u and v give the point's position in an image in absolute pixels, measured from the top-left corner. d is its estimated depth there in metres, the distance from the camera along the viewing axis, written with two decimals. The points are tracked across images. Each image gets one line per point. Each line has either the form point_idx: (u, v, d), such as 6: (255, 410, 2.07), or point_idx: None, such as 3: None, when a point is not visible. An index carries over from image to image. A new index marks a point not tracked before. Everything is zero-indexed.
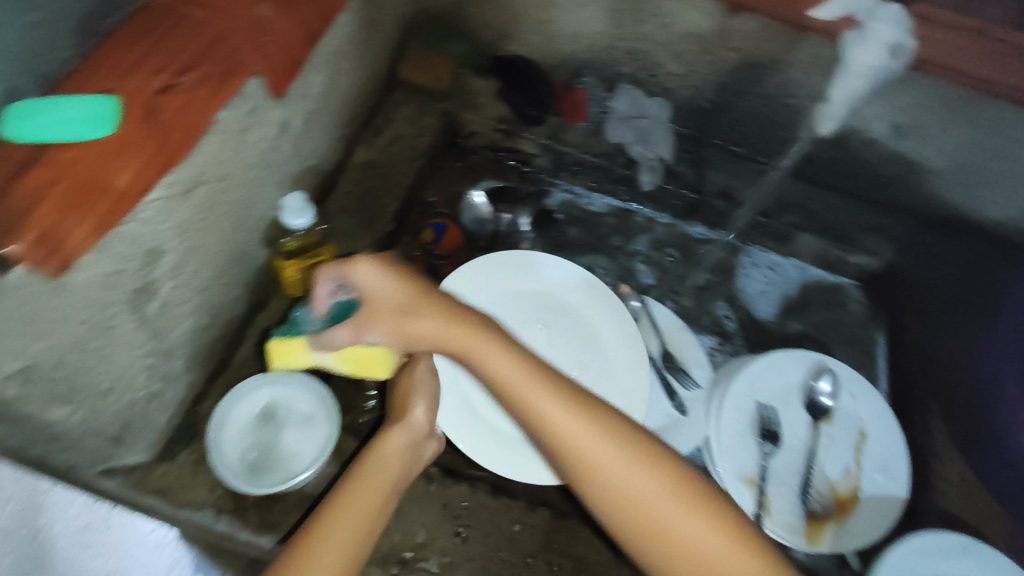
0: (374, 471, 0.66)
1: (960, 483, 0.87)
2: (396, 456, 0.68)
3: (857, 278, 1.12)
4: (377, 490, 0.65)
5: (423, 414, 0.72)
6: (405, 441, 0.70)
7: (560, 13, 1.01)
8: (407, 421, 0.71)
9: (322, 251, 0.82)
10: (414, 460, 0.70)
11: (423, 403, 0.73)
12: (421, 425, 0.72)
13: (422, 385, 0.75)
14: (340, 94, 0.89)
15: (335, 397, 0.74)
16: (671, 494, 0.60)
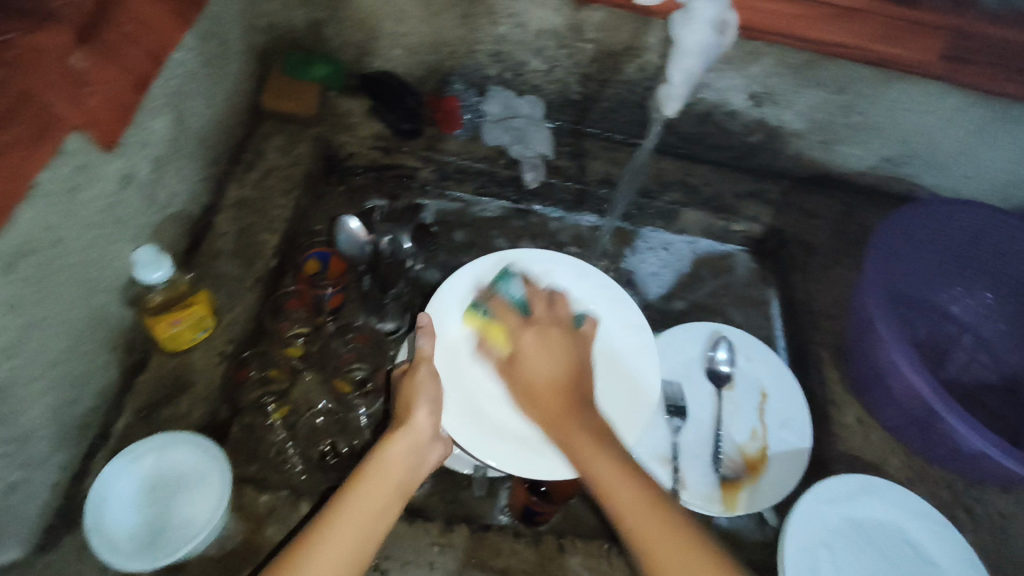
0: (374, 477, 0.64)
1: (856, 425, 0.92)
2: (399, 461, 0.65)
3: (743, 244, 1.17)
4: (379, 497, 0.63)
5: (425, 416, 0.68)
6: (408, 445, 0.67)
7: (418, 27, 1.03)
8: (409, 423, 0.68)
9: (195, 299, 0.78)
10: (418, 465, 0.67)
11: (428, 405, 0.69)
12: (425, 426, 0.68)
13: (427, 386, 0.70)
14: (198, 133, 0.85)
15: (224, 453, 0.70)
16: (661, 523, 0.58)
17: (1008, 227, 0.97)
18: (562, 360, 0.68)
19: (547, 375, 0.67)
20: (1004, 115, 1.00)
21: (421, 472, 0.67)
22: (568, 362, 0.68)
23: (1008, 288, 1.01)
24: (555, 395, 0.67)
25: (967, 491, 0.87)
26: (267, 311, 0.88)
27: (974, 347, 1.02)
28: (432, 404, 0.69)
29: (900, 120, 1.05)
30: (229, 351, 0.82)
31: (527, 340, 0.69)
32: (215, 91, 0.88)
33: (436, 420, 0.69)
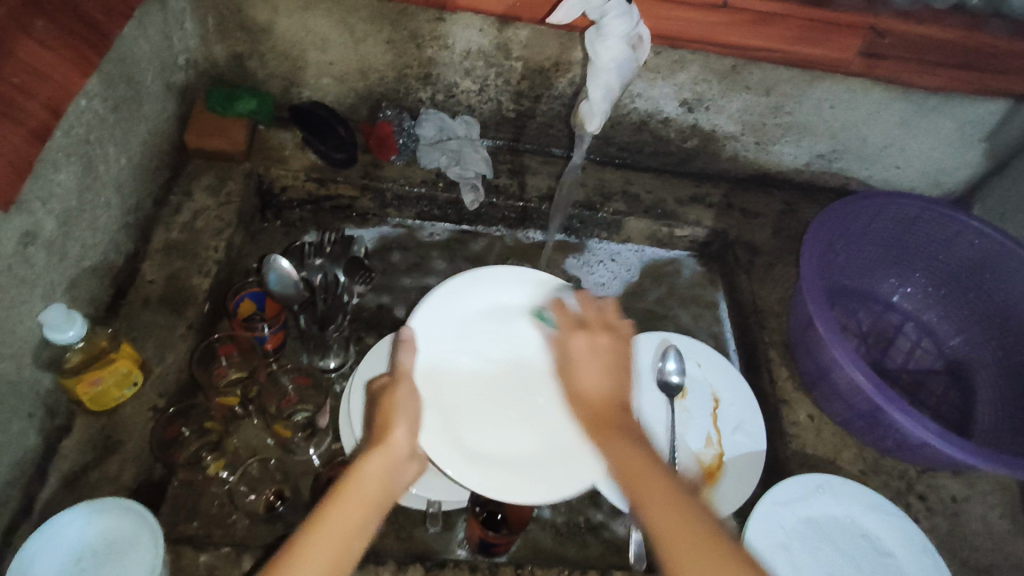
0: (352, 496, 0.54)
1: (808, 423, 0.92)
2: (374, 483, 0.56)
3: (688, 249, 1.18)
4: (358, 513, 0.53)
5: (403, 436, 0.60)
6: (388, 462, 0.58)
7: (343, 54, 1.00)
8: (386, 443, 0.59)
9: (117, 354, 0.75)
10: (397, 486, 0.57)
11: (408, 422, 0.61)
12: (402, 447, 0.59)
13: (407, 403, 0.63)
14: (114, 180, 0.82)
15: (156, 528, 0.66)
16: (686, 516, 0.48)
17: (937, 216, 0.98)
18: (628, 428, 0.56)
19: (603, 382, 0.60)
20: (920, 105, 1.04)
21: (401, 494, 0.58)
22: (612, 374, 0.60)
23: (942, 273, 1.03)
24: (604, 412, 0.58)
25: (918, 479, 0.88)
26: (199, 361, 0.84)
27: (916, 333, 1.04)
28: (410, 423, 0.62)
29: (830, 117, 1.07)
30: (160, 407, 0.79)
31: (577, 371, 0.62)
32: (129, 134, 0.85)
33: (412, 440, 0.61)
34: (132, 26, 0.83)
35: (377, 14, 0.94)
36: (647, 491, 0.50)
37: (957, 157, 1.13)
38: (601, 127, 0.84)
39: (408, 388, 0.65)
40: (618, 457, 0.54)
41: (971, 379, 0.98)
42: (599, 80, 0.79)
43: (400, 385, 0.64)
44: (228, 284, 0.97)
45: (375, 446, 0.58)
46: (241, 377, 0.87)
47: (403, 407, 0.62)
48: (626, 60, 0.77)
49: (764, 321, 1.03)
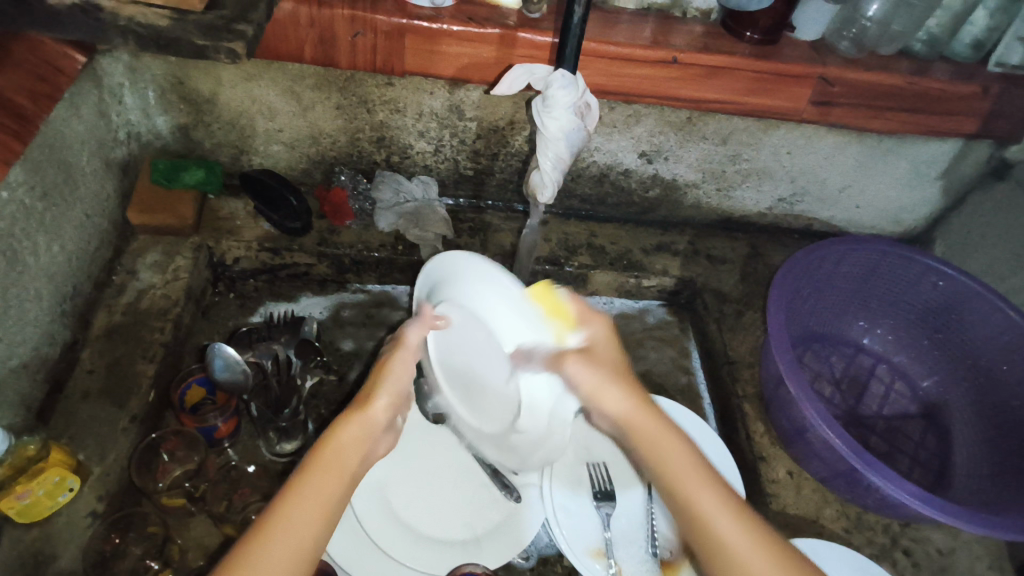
0: (329, 462, 0.57)
1: (788, 480, 0.89)
2: (352, 452, 0.58)
3: (658, 298, 1.15)
4: (332, 486, 0.56)
5: (384, 405, 0.61)
6: (363, 432, 0.60)
7: (292, 121, 0.98)
8: (366, 411, 0.60)
9: (48, 460, 0.69)
10: (369, 452, 0.60)
11: (389, 394, 0.62)
12: (381, 418, 0.61)
13: (399, 368, 0.64)
14: (45, 269, 0.78)
15: None
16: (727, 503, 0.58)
17: (900, 259, 0.98)
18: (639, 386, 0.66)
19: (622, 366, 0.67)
20: (875, 147, 1.05)
21: (369, 465, 0.61)
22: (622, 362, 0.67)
23: (909, 315, 1.03)
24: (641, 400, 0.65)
25: (902, 532, 0.86)
26: (139, 462, 0.77)
27: (889, 376, 1.03)
28: (394, 394, 0.62)
29: (788, 162, 1.07)
30: (100, 510, 0.73)
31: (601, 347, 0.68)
32: (61, 219, 0.81)
33: (392, 411, 0.62)
34: (62, 109, 0.80)
35: (324, 81, 0.92)
36: (651, 428, 0.63)
37: (915, 195, 1.13)
38: (553, 196, 0.83)
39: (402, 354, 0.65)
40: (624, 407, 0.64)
41: (947, 422, 0.97)
42: (548, 150, 0.78)
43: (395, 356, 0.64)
44: (176, 366, 0.91)
45: (354, 413, 0.60)
46: (186, 474, 0.80)
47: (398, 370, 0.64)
48: (575, 130, 0.77)
49: (737, 373, 1.00)
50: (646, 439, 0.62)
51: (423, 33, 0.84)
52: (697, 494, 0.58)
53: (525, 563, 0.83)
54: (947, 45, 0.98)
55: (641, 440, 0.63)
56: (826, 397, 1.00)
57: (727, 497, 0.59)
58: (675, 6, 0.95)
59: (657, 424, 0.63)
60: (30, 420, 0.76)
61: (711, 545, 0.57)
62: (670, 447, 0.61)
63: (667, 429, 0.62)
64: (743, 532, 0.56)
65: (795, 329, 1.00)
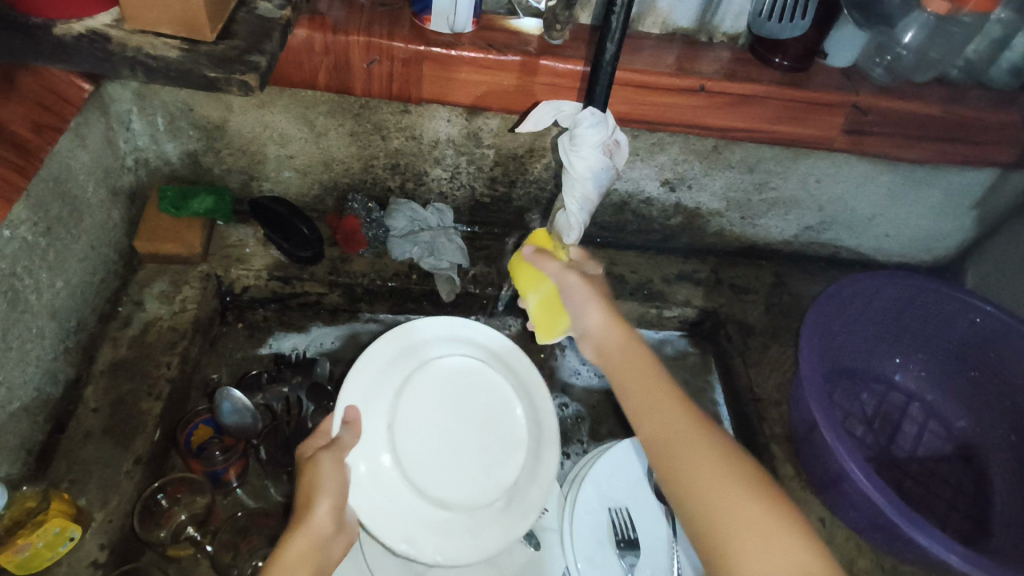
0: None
1: (819, 528, 0.85)
2: (302, 563, 0.60)
3: (680, 329, 1.12)
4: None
5: (322, 511, 0.65)
6: (311, 543, 0.62)
7: (305, 148, 0.95)
8: (306, 523, 0.63)
9: (48, 510, 0.66)
10: (322, 558, 0.63)
11: (329, 498, 0.66)
12: (324, 525, 0.64)
13: (329, 479, 0.68)
14: (48, 306, 0.75)
15: None
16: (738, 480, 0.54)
17: (935, 294, 0.94)
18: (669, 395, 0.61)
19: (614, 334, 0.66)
20: (907, 176, 1.01)
21: (327, 571, 0.63)
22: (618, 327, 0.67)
23: (943, 352, 0.98)
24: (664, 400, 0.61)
25: None
26: (142, 513, 0.74)
27: (922, 415, 0.99)
28: (335, 499, 0.66)
29: (816, 191, 1.03)
30: (102, 561, 0.69)
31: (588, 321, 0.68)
32: (66, 253, 0.78)
33: (335, 514, 0.66)
34: (68, 139, 0.77)
35: (338, 108, 0.89)
36: (633, 382, 0.63)
37: (947, 224, 1.09)
38: (579, 239, 0.78)
39: (335, 461, 0.69)
40: (606, 338, 0.66)
41: (985, 465, 0.93)
42: (575, 190, 0.74)
43: (322, 466, 0.68)
44: (182, 402, 0.88)
45: (295, 530, 0.62)
46: (193, 518, 0.76)
47: (329, 478, 0.67)
48: (604, 169, 0.73)
49: (763, 411, 0.96)
50: (623, 380, 0.64)
51: (441, 61, 0.81)
52: (677, 446, 0.57)
53: None
54: (985, 72, 0.94)
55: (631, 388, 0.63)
56: (857, 437, 0.95)
57: (707, 447, 0.57)
58: (702, 31, 0.91)
59: (633, 365, 0.64)
60: (29, 465, 0.73)
61: (690, 500, 0.55)
62: (660, 402, 0.61)
63: (667, 414, 0.60)
64: (714, 463, 0.56)
65: (825, 365, 0.96)
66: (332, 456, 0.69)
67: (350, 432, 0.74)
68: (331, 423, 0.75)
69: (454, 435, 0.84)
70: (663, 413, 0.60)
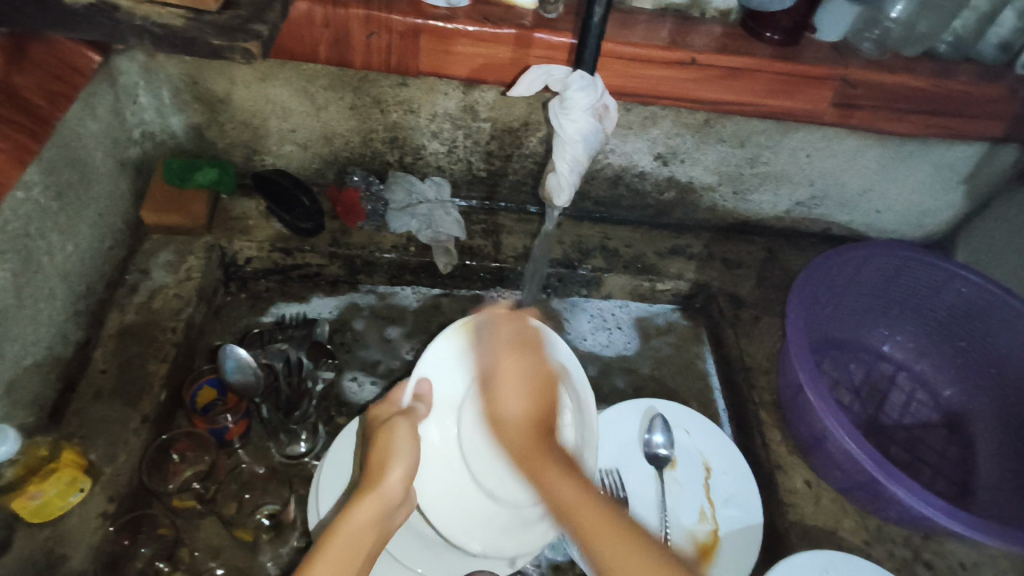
0: (341, 545, 0.53)
1: (806, 490, 0.87)
2: (369, 531, 0.55)
3: (673, 302, 1.14)
4: (352, 561, 0.52)
5: (397, 480, 0.59)
6: (377, 512, 0.57)
7: (306, 121, 0.98)
8: (378, 490, 0.58)
9: (59, 462, 0.70)
10: (384, 531, 0.57)
11: (403, 467, 0.60)
12: (394, 494, 0.59)
13: (403, 446, 0.62)
14: (59, 269, 0.78)
15: None
16: (629, 546, 0.43)
17: (923, 264, 0.96)
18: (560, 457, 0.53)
19: (521, 404, 0.61)
20: (897, 150, 1.03)
21: (386, 543, 0.58)
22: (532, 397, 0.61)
23: (930, 322, 1.00)
24: (553, 460, 0.52)
25: (923, 545, 0.84)
26: (151, 461, 0.77)
27: (909, 384, 1.01)
28: (408, 468, 0.60)
29: (807, 165, 1.05)
30: (111, 511, 0.72)
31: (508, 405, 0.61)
32: (76, 218, 0.81)
33: (405, 483, 0.60)
34: (77, 108, 0.80)
35: (338, 82, 0.92)
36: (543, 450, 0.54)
37: (936, 199, 1.11)
38: (569, 199, 0.82)
39: (409, 430, 0.63)
40: (526, 410, 0.60)
41: (970, 433, 0.95)
42: (565, 153, 0.77)
43: (397, 434, 0.62)
44: (188, 367, 0.91)
45: (365, 493, 0.57)
46: (197, 475, 0.81)
47: (401, 445, 0.62)
48: (593, 132, 0.76)
49: (753, 378, 0.99)
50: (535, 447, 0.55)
51: (438, 34, 0.83)
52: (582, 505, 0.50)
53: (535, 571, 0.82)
54: (972, 47, 0.96)
55: (539, 458, 0.53)
56: (845, 404, 0.98)
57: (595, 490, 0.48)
58: (694, 6, 0.93)
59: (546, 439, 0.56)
60: (42, 422, 0.76)
61: (591, 544, 0.44)
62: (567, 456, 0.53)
63: (557, 463, 0.51)
64: (608, 537, 0.44)
65: (814, 335, 0.98)
66: (409, 427, 0.64)
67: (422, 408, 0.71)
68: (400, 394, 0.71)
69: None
70: (556, 477, 0.50)
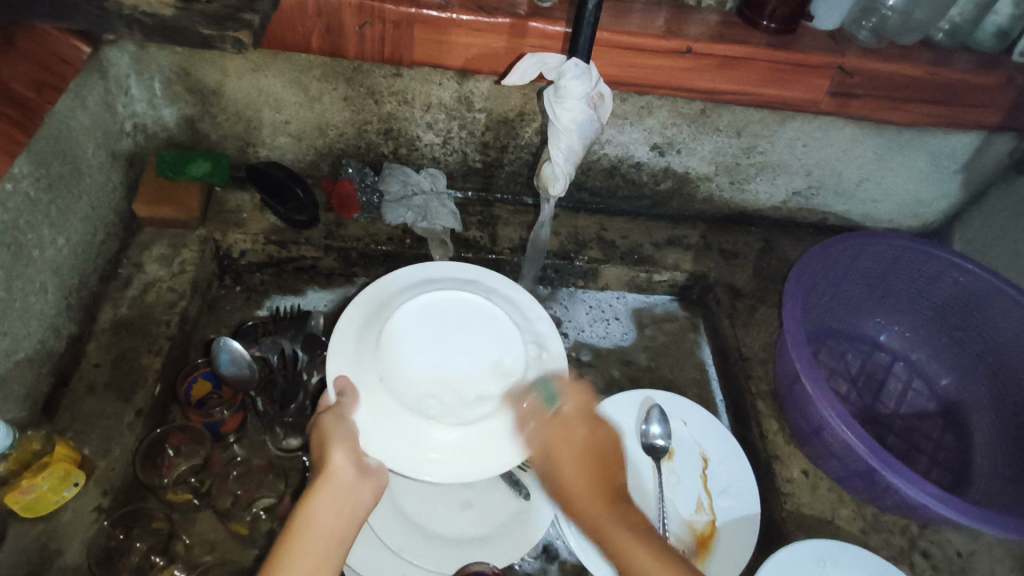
0: (304, 540, 0.58)
1: (803, 479, 0.87)
2: (323, 512, 0.60)
3: (669, 293, 1.14)
4: (314, 553, 0.58)
5: (342, 458, 0.63)
6: (331, 494, 0.61)
7: (299, 112, 0.97)
8: (325, 473, 0.62)
9: (52, 455, 0.68)
10: (350, 509, 0.61)
11: (345, 448, 0.64)
12: (344, 470, 0.62)
13: (341, 429, 0.65)
14: (51, 262, 0.78)
15: None
16: None
17: (920, 254, 0.96)
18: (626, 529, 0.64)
19: (574, 472, 0.68)
20: (894, 139, 1.02)
21: (359, 519, 0.62)
22: (589, 458, 0.69)
23: (927, 311, 1.00)
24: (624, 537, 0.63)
25: (920, 534, 0.84)
26: (145, 455, 0.77)
27: (906, 373, 1.01)
28: (349, 446, 0.64)
29: (803, 155, 1.05)
30: (106, 506, 0.72)
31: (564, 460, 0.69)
32: (67, 211, 0.80)
33: (354, 457, 0.64)
34: (67, 100, 0.79)
35: (331, 73, 0.91)
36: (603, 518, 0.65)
37: (933, 188, 1.11)
38: (565, 187, 0.82)
39: (340, 415, 0.67)
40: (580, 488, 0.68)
41: (966, 421, 0.95)
42: (560, 142, 0.77)
43: (330, 423, 0.65)
44: (182, 361, 0.91)
45: (317, 485, 0.61)
46: (192, 469, 0.79)
47: (337, 430, 0.65)
48: (588, 121, 0.76)
49: (750, 369, 0.99)
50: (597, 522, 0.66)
51: (431, 23, 0.82)
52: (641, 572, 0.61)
53: (532, 563, 0.81)
54: (970, 35, 0.95)
55: (606, 529, 0.65)
56: (841, 394, 0.98)
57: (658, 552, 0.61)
58: None
59: (608, 508, 0.66)
60: (35, 416, 0.76)
61: None
62: (625, 532, 0.64)
63: (620, 526, 0.64)
64: None
65: (810, 325, 0.98)
66: (336, 412, 0.67)
67: (350, 396, 0.68)
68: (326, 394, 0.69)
69: (462, 349, 0.74)
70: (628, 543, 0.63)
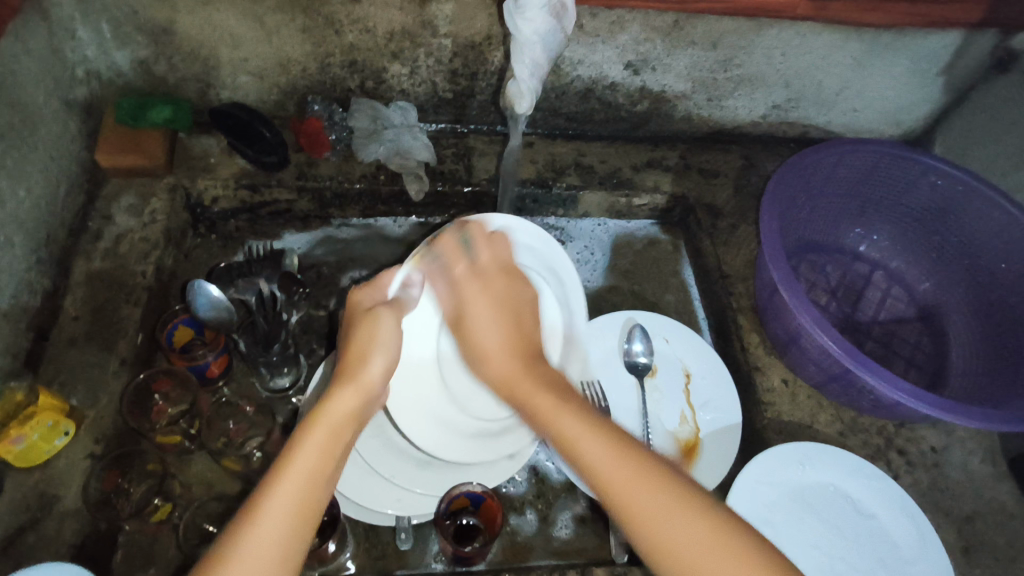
0: (325, 430, 0.55)
1: (783, 388, 0.89)
2: (349, 414, 0.57)
3: (650, 218, 1.13)
4: (335, 447, 0.54)
5: (377, 369, 0.62)
6: (356, 397, 0.59)
7: (258, 48, 0.93)
8: (358, 377, 0.60)
9: (38, 405, 0.69)
10: (362, 417, 0.60)
11: (382, 358, 0.62)
12: (373, 382, 0.61)
13: (385, 336, 0.64)
14: (13, 215, 0.76)
15: (70, 564, 0.59)
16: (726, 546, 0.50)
17: (899, 160, 0.94)
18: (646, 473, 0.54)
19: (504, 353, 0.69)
20: (874, 44, 0.98)
21: (363, 427, 0.60)
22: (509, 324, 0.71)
23: (906, 218, 1.00)
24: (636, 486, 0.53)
25: (897, 433, 0.87)
26: (131, 401, 0.76)
27: (886, 281, 1.02)
28: (387, 360, 0.63)
29: (781, 66, 1.02)
30: (98, 453, 0.73)
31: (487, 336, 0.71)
32: (22, 162, 0.78)
33: (383, 375, 0.62)
34: (7, 44, 0.75)
35: (286, 2, 0.87)
36: (551, 407, 0.61)
37: (916, 93, 1.08)
38: (532, 106, 0.82)
39: (385, 319, 0.65)
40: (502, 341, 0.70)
41: (944, 324, 0.97)
42: (524, 56, 0.77)
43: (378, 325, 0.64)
44: (162, 309, 0.90)
45: (348, 381, 0.60)
46: (181, 412, 0.80)
47: (387, 337, 0.64)
48: (551, 32, 0.76)
49: (731, 285, 0.99)
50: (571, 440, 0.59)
51: None
52: (667, 528, 0.51)
53: (521, 482, 0.84)
54: None
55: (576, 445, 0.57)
56: (821, 305, 0.98)
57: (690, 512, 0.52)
58: None
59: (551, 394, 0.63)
60: (17, 370, 0.76)
61: None
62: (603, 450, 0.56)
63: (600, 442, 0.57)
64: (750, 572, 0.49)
65: (790, 239, 0.98)
66: (392, 314, 0.65)
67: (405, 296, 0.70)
68: (388, 281, 0.69)
69: None
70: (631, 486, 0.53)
